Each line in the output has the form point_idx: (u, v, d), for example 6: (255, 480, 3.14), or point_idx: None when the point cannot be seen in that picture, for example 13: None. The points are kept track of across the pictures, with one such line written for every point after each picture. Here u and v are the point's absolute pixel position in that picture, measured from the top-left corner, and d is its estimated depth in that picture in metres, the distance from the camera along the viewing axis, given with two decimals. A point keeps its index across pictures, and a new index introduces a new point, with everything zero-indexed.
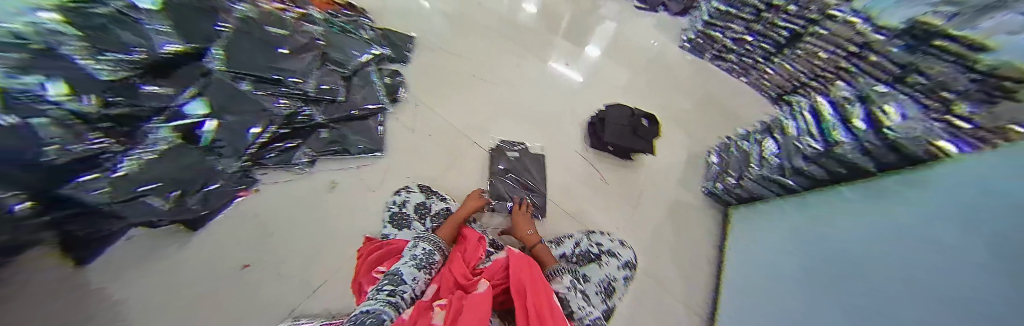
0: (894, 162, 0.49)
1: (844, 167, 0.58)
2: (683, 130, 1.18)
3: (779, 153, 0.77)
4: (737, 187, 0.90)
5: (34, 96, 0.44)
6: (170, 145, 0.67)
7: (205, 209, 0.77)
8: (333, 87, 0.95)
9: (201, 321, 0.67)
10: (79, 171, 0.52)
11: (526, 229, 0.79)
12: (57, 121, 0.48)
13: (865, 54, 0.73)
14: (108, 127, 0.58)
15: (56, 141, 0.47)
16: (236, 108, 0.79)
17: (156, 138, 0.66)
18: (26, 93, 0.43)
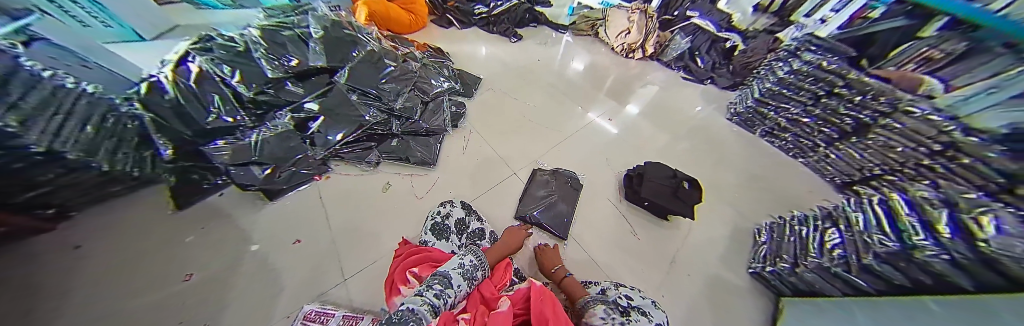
0: (944, 270, 0.46)
1: (922, 276, 0.51)
2: (728, 201, 1.13)
3: (842, 245, 0.70)
4: (791, 275, 0.81)
5: (218, 76, 0.82)
6: (282, 129, 0.96)
7: (286, 184, 0.96)
8: (415, 106, 1.16)
9: (257, 278, 0.80)
10: (215, 138, 0.88)
11: (553, 264, 0.81)
12: (224, 98, 0.84)
13: (954, 155, 0.64)
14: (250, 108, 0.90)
15: (215, 112, 0.83)
16: (338, 112, 1.02)
17: (279, 122, 0.97)
18: (217, 72, 0.82)
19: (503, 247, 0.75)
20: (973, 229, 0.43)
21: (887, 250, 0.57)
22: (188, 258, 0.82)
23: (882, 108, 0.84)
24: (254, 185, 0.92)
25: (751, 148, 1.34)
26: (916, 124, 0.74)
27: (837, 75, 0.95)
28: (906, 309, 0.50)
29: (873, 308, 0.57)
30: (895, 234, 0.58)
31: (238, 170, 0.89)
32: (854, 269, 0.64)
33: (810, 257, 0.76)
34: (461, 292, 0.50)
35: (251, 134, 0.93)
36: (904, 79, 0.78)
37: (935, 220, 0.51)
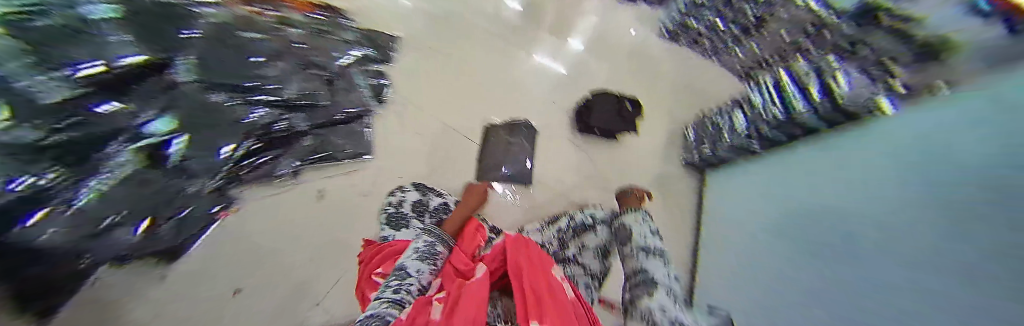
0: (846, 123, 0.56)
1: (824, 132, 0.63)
2: (665, 113, 1.24)
3: (749, 125, 0.84)
4: (712, 158, 0.99)
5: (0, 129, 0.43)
6: (128, 172, 0.55)
7: (175, 240, 0.68)
8: (319, 91, 0.90)
9: None
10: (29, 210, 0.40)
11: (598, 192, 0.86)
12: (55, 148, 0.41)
13: None
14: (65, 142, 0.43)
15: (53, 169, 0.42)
16: (208, 119, 0.67)
17: (118, 163, 0.53)
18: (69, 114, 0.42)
19: (466, 205, 0.73)
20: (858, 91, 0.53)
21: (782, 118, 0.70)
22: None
23: None
24: (132, 257, 0.62)
25: None
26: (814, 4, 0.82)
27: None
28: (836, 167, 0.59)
29: (791, 168, 0.73)
30: (787, 106, 0.70)
31: (101, 248, 0.56)
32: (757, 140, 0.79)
33: (724, 140, 0.92)
34: (427, 273, 0.48)
35: (81, 195, 0.48)
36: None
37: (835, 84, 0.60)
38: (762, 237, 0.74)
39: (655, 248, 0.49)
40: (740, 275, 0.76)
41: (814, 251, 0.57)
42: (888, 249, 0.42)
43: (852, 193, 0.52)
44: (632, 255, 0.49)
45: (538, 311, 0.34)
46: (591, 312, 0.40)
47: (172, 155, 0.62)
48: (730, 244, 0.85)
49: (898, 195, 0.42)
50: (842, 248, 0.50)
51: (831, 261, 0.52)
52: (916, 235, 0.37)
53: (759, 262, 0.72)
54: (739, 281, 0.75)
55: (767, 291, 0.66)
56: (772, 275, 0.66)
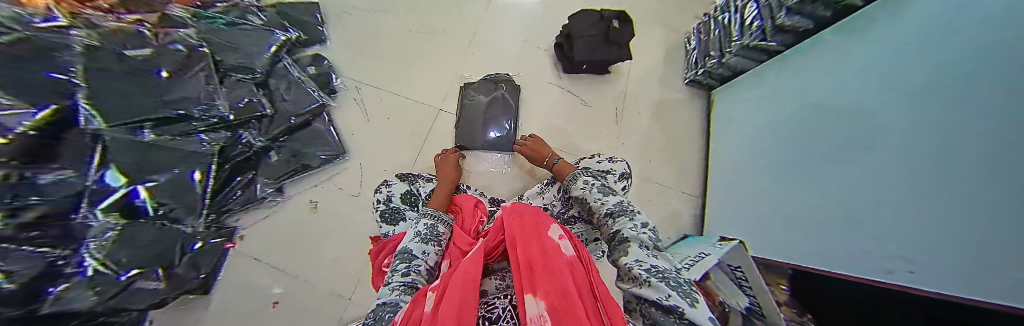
0: None
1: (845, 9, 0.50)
2: (661, 21, 1.04)
3: (758, 14, 0.70)
4: (720, 67, 0.86)
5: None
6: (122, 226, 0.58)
7: (200, 272, 0.74)
8: (253, 99, 0.74)
9: None
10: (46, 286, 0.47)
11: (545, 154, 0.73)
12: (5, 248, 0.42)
13: None
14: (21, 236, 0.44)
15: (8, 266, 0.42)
16: (155, 163, 0.60)
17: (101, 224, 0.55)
18: None
19: (444, 177, 0.69)
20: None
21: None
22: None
23: None
24: (172, 297, 0.69)
25: None
26: None
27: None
28: (838, 53, 0.51)
29: (796, 63, 0.64)
30: None
31: (127, 300, 0.60)
32: (769, 34, 0.67)
33: (732, 42, 0.78)
34: (431, 254, 0.52)
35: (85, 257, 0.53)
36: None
37: None
38: (760, 143, 0.72)
39: (621, 210, 0.49)
40: (744, 186, 0.76)
41: (804, 151, 0.56)
42: (868, 144, 0.40)
43: (846, 80, 0.47)
44: (604, 223, 0.50)
45: (530, 278, 0.34)
46: (588, 263, 0.39)
47: (145, 204, 0.60)
48: (733, 157, 0.83)
49: (884, 84, 0.39)
50: (838, 148, 0.48)
51: (818, 164, 0.51)
52: (890, 134, 0.36)
53: (759, 170, 0.71)
54: (745, 192, 0.76)
55: (766, 197, 0.67)
56: (773, 180, 0.65)
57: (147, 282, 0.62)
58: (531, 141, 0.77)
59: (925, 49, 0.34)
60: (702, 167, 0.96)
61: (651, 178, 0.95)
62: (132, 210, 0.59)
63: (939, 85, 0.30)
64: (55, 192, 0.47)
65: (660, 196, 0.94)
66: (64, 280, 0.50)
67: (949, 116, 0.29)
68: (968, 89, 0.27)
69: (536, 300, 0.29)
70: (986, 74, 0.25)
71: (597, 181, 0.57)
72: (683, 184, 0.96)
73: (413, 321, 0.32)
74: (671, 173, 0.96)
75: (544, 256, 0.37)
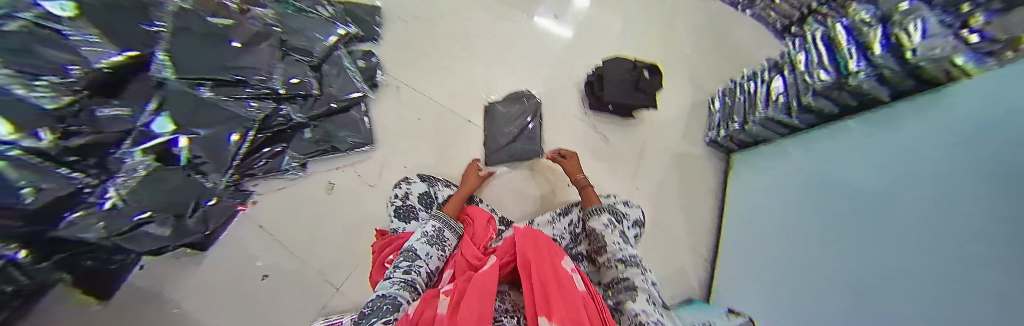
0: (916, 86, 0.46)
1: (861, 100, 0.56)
2: (688, 77, 1.09)
3: (785, 91, 0.74)
4: (741, 132, 0.89)
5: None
6: (150, 169, 0.61)
7: (206, 230, 0.76)
8: (305, 79, 0.79)
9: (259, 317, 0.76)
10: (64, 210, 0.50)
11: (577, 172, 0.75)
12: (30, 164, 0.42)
13: None
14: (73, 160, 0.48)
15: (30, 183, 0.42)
16: (205, 119, 0.66)
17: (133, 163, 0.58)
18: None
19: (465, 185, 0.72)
20: (902, 40, 0.45)
21: (824, 84, 0.60)
22: (167, 320, 0.74)
23: None
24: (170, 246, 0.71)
25: (702, 13, 1.17)
26: None
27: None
28: (860, 144, 0.52)
29: (814, 142, 0.67)
30: (834, 66, 0.60)
31: (129, 241, 0.61)
32: (794, 111, 0.71)
33: (757, 111, 0.81)
34: (433, 257, 0.53)
35: (109, 190, 0.55)
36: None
37: (871, 41, 0.51)
38: (774, 211, 0.72)
39: (633, 261, 0.48)
40: (758, 255, 0.74)
41: (817, 231, 0.56)
42: (877, 234, 0.41)
43: (864, 166, 0.48)
44: (609, 267, 0.49)
45: (544, 301, 0.35)
46: (597, 298, 0.39)
47: (181, 153, 0.64)
48: (749, 223, 0.82)
49: (892, 179, 0.41)
50: (846, 230, 0.48)
51: (829, 244, 0.52)
52: (899, 231, 0.37)
53: (771, 241, 0.70)
54: (756, 261, 0.74)
55: (777, 272, 0.66)
56: (784, 252, 0.64)
57: (156, 228, 0.65)
58: (568, 158, 0.78)
59: (924, 154, 0.37)
60: (714, 225, 0.95)
61: (662, 228, 0.94)
62: (166, 156, 0.63)
63: (937, 193, 0.33)
64: (108, 126, 0.52)
65: (667, 247, 0.92)
66: (82, 208, 0.52)
67: (948, 222, 0.30)
68: (964, 200, 0.28)
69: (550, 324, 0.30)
70: (976, 193, 0.27)
71: (617, 224, 0.57)
72: (693, 239, 0.94)
73: (425, 320, 0.34)
74: (682, 226, 0.95)
75: (558, 283, 0.38)
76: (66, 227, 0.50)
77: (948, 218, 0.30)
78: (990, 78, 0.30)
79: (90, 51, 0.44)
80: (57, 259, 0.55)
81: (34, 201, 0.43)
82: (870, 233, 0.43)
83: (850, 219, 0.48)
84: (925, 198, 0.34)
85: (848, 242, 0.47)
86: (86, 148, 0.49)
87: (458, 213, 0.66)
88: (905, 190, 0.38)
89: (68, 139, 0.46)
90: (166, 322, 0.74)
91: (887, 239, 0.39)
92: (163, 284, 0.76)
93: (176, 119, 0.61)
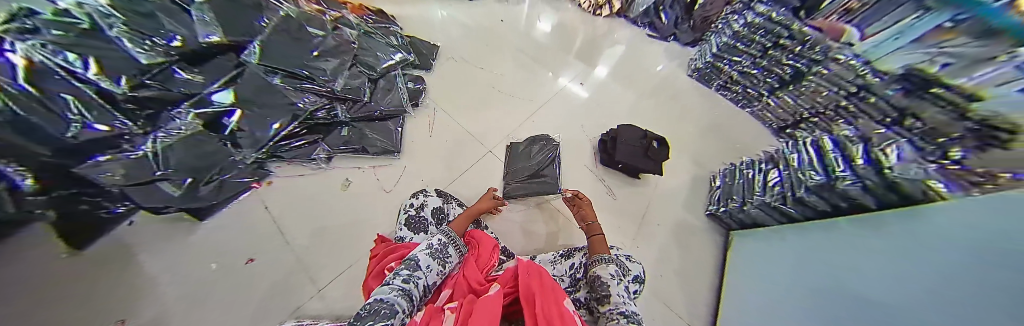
0: (894, 201, 0.52)
1: (846, 202, 0.63)
2: (692, 153, 1.19)
3: (781, 182, 0.81)
4: (740, 212, 0.94)
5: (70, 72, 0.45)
6: (192, 132, 0.66)
7: (214, 199, 0.78)
8: (361, 87, 0.90)
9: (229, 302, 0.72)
10: (92, 152, 0.54)
11: (592, 218, 0.78)
12: (99, 100, 0.50)
13: (863, 95, 0.73)
14: (132, 107, 0.56)
15: (78, 118, 0.48)
16: (264, 101, 0.74)
17: (181, 123, 0.65)
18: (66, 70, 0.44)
19: (473, 207, 0.74)
20: (881, 158, 0.56)
21: (814, 182, 0.69)
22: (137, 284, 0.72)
23: (814, 56, 0.85)
24: (168, 207, 0.73)
25: (707, 104, 1.33)
26: (840, 70, 0.78)
27: (783, 27, 0.92)
28: (851, 243, 0.56)
29: (807, 233, 0.71)
30: (822, 168, 0.69)
31: (135, 191, 0.63)
32: (789, 202, 0.77)
33: (755, 195, 0.87)
34: (432, 271, 0.52)
35: (145, 142, 0.61)
36: (830, 29, 0.78)
37: (853, 154, 0.62)
38: (772, 299, 0.71)
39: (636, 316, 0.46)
40: None
41: (815, 323, 0.56)
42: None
43: (858, 265, 0.50)
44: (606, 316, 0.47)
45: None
46: None
47: (229, 124, 0.71)
48: (743, 304, 0.80)
49: (885, 283, 0.43)
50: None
51: None
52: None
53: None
54: None
55: None
56: None
57: (168, 186, 0.66)
58: (585, 203, 0.82)
59: (907, 260, 0.40)
60: (715, 304, 0.92)
61: (660, 296, 0.91)
62: (215, 124, 0.70)
63: (920, 298, 0.35)
64: (176, 86, 0.60)
65: (667, 320, 0.87)
66: (111, 153, 0.56)
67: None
68: (942, 309, 0.31)
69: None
70: (951, 300, 0.30)
71: (621, 277, 0.57)
72: (693, 316, 0.89)
73: None
74: (681, 298, 0.91)
75: (562, 317, 0.39)
76: (87, 167, 0.54)
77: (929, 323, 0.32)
78: (963, 200, 0.35)
79: (202, 27, 0.57)
80: (62, 194, 0.58)
81: (75, 135, 0.49)
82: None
83: (848, 318, 0.49)
84: (912, 303, 0.36)
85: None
86: (149, 100, 0.57)
87: (463, 232, 0.67)
88: (895, 294, 0.40)
89: (138, 90, 0.54)
90: (133, 286, 0.72)
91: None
92: (157, 244, 0.77)
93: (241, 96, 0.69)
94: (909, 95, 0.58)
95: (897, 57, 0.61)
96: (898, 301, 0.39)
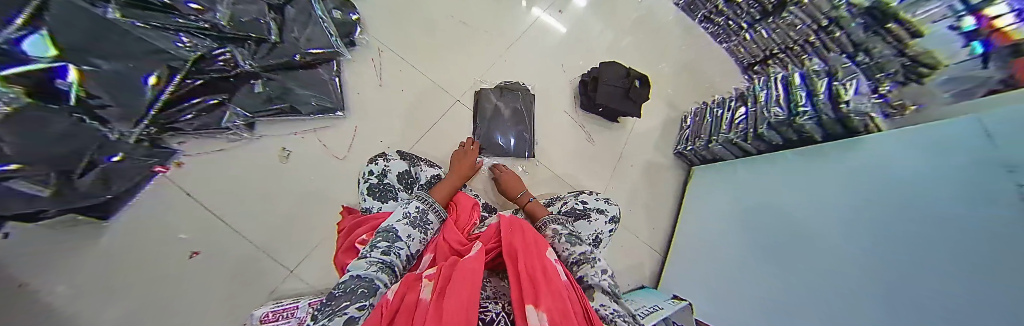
0: (840, 133, 0.63)
1: (798, 136, 0.71)
2: (668, 93, 1.17)
3: (745, 120, 0.84)
4: (704, 149, 1.00)
5: None
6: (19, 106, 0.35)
7: (111, 192, 0.57)
8: (260, 20, 0.65)
9: (189, 302, 0.64)
10: None
11: (516, 190, 0.75)
12: None
13: (831, 28, 0.74)
14: None
15: None
16: (105, 49, 0.45)
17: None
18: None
19: (457, 169, 0.68)
20: (839, 91, 0.59)
21: (776, 119, 0.71)
22: None
23: None
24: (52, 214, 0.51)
25: (687, 39, 1.24)
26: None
27: None
28: (816, 177, 0.62)
29: (760, 168, 0.79)
30: (785, 101, 0.71)
31: None
32: (749, 138, 0.82)
33: (720, 133, 0.92)
34: (416, 239, 0.48)
35: None
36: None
37: (816, 89, 0.64)
38: (724, 226, 0.83)
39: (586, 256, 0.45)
40: (705, 260, 0.87)
41: (775, 245, 0.66)
42: (855, 261, 0.48)
43: (832, 199, 0.56)
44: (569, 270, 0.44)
45: (532, 290, 0.32)
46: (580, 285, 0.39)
47: (69, 89, 0.42)
48: (697, 230, 0.95)
49: (870, 218, 0.47)
50: (816, 251, 0.56)
51: (793, 258, 0.61)
52: (883, 260, 0.44)
53: (722, 249, 0.81)
54: (706, 264, 0.86)
55: (732, 275, 0.76)
56: (742, 259, 0.75)
57: (28, 187, 0.42)
58: (506, 174, 0.78)
59: (907, 197, 0.42)
60: (669, 230, 1.07)
61: (628, 229, 1.03)
62: (43, 91, 0.39)
63: (931, 234, 0.38)
64: None
65: (631, 248, 1.01)
66: None
67: (945, 263, 0.35)
68: (972, 246, 0.32)
69: (538, 314, 0.27)
70: (989, 240, 0.31)
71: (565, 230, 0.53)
72: (652, 241, 1.05)
73: (408, 304, 0.30)
74: (645, 229, 1.04)
75: (544, 275, 0.36)
76: None
77: (950, 259, 0.35)
78: (969, 138, 0.36)
79: None
80: None
81: None
82: (848, 260, 0.50)
83: (817, 242, 0.57)
84: (916, 238, 0.39)
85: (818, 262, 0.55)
86: None
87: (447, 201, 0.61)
88: (885, 227, 0.44)
89: None
90: None
91: (868, 265, 0.46)
92: None
93: (58, 36, 0.37)
94: (866, 30, 0.64)
95: None
96: (892, 233, 0.43)
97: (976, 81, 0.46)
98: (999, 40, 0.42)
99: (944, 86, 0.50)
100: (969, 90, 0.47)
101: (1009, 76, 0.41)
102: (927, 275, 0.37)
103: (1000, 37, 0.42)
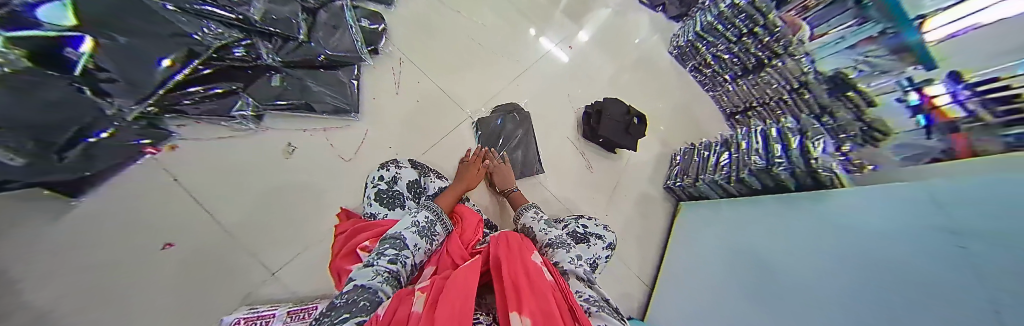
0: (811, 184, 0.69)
1: (774, 183, 0.78)
2: (660, 131, 1.27)
3: (729, 163, 0.92)
4: (691, 187, 1.08)
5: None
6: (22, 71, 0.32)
7: (90, 170, 0.54)
8: (294, 20, 0.68)
9: (145, 301, 0.57)
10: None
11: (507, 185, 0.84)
12: None
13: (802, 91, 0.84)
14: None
15: None
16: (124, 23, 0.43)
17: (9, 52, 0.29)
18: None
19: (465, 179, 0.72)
20: (808, 147, 0.68)
21: (758, 166, 0.79)
22: None
23: (773, 48, 0.90)
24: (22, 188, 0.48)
25: (680, 85, 1.37)
26: (794, 64, 0.85)
27: (760, 13, 0.91)
28: (785, 219, 0.69)
29: (740, 208, 0.85)
30: (764, 151, 0.81)
31: None
32: (732, 181, 0.89)
33: (707, 173, 1.00)
34: (421, 250, 0.48)
35: None
36: (791, 24, 0.85)
37: (789, 143, 0.74)
38: (704, 260, 0.88)
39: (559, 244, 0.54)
40: (685, 291, 0.90)
41: (737, 277, 0.72)
42: (806, 296, 0.54)
43: (797, 240, 0.62)
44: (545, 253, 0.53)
45: (515, 295, 0.30)
46: (563, 287, 0.37)
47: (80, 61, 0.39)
48: (681, 263, 0.98)
49: (822, 257, 0.54)
50: (772, 283, 0.63)
51: (753, 289, 0.67)
52: (826, 295, 0.50)
53: (699, 282, 0.85)
54: (684, 295, 0.89)
55: (698, 302, 0.81)
56: (709, 288, 0.80)
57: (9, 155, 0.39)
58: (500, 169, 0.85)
59: (858, 244, 0.48)
60: (658, 262, 1.10)
61: (619, 257, 1.05)
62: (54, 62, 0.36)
63: (864, 275, 0.44)
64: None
65: (620, 276, 1.03)
66: None
67: (869, 297, 0.42)
68: (889, 286, 0.39)
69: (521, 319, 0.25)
70: (901, 280, 0.38)
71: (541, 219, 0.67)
72: (641, 271, 1.07)
73: (398, 319, 0.27)
74: (635, 259, 1.07)
75: (527, 277, 0.34)
76: None
77: (873, 296, 0.41)
78: (916, 202, 0.42)
79: None
80: None
81: None
82: (798, 294, 0.56)
83: (774, 275, 0.63)
84: (855, 277, 0.46)
85: (772, 293, 0.61)
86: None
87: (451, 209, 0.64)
88: (834, 266, 0.51)
89: None
90: None
91: (813, 299, 0.52)
92: None
93: (79, 5, 0.35)
94: (830, 93, 0.75)
95: (833, 62, 0.75)
96: (838, 272, 0.50)
97: (918, 151, 0.54)
98: (937, 117, 0.51)
99: (898, 150, 0.58)
100: (915, 156, 0.55)
101: (949, 148, 0.48)
102: (854, 306, 0.44)
103: (939, 113, 0.51)
